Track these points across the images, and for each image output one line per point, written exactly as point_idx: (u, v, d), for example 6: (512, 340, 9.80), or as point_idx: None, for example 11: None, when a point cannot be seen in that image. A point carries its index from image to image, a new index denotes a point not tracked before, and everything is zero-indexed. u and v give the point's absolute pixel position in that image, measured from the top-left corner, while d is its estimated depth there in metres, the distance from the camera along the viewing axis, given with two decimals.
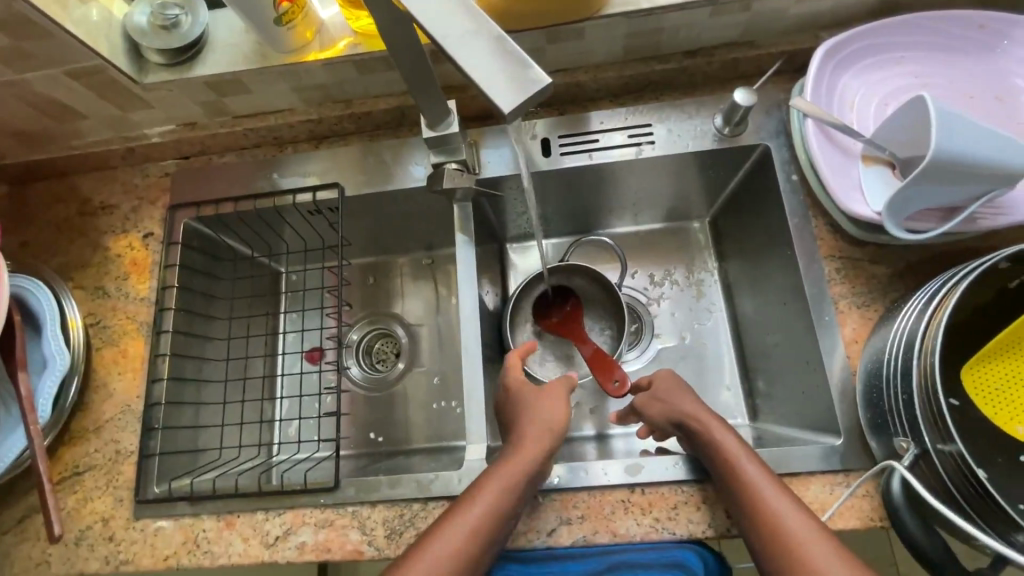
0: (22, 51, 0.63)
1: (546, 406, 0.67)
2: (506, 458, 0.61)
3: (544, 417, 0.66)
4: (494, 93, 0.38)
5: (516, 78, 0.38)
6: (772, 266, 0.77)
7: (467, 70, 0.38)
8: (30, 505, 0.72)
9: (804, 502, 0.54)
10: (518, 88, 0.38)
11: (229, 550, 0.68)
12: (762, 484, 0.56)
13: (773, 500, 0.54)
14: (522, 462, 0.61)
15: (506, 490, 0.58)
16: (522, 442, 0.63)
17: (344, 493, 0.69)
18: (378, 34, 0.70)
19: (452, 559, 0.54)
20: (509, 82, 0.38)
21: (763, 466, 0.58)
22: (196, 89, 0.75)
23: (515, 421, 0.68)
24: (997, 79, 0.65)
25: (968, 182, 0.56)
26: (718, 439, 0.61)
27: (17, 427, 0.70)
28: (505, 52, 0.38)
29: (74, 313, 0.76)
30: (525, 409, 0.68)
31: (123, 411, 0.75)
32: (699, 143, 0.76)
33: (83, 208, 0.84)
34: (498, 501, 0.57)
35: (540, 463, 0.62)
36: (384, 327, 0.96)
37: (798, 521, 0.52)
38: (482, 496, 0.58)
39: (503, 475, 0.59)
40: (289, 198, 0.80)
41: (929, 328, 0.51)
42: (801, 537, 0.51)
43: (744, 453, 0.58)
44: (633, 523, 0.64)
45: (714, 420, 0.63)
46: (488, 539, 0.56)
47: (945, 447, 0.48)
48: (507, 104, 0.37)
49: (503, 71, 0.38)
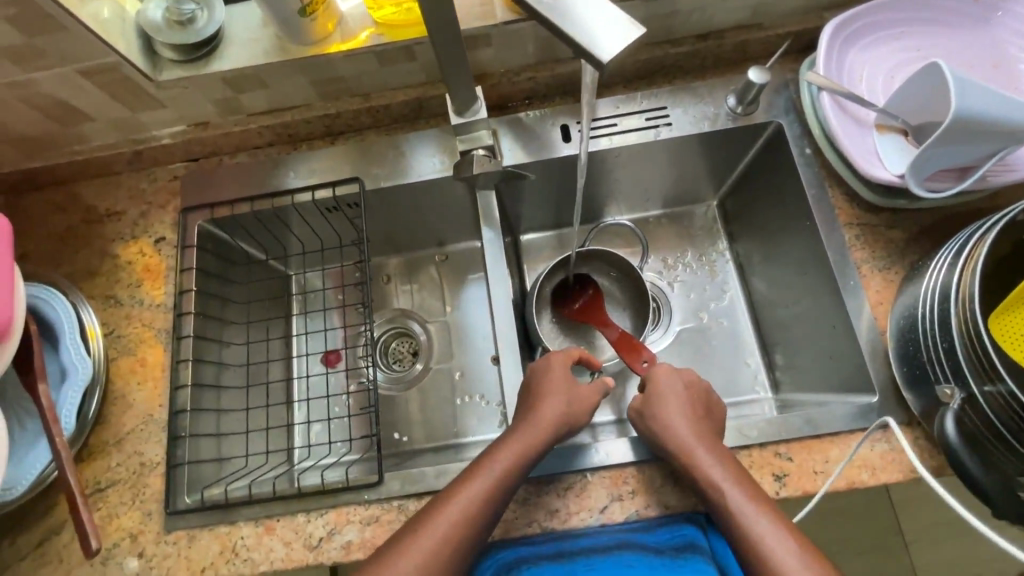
0: (34, 48, 0.61)
1: (574, 396, 0.66)
2: (518, 438, 0.62)
3: (561, 400, 0.65)
4: (592, 45, 0.39)
5: (609, 27, 0.39)
6: (789, 239, 0.79)
7: (566, 29, 0.39)
8: (50, 526, 0.68)
9: (793, 528, 0.53)
10: (615, 36, 0.39)
11: (271, 555, 0.66)
12: (750, 514, 0.54)
13: (761, 532, 0.53)
14: (529, 445, 0.61)
15: (513, 465, 0.60)
16: (535, 419, 0.63)
17: (388, 487, 0.67)
18: (419, 20, 0.71)
19: (453, 534, 0.55)
20: (603, 35, 0.39)
21: (750, 488, 0.57)
22: (213, 86, 0.73)
23: (528, 401, 0.66)
24: (992, 48, 0.69)
25: (978, 140, 0.59)
26: (704, 469, 0.59)
27: (39, 439, 0.66)
28: (589, 11, 0.40)
29: (93, 322, 0.73)
30: (534, 394, 0.66)
31: (145, 421, 0.72)
32: (713, 123, 0.78)
33: (88, 216, 0.81)
34: (506, 474, 0.59)
35: (548, 441, 0.62)
36: (401, 326, 0.95)
37: (777, 540, 0.52)
38: (488, 473, 0.59)
39: (513, 452, 0.60)
40: (308, 195, 0.79)
41: (964, 275, 0.53)
42: (787, 570, 0.50)
43: (731, 481, 0.57)
44: (683, 495, 0.65)
45: (705, 446, 0.60)
46: (484, 524, 0.57)
47: (991, 388, 0.50)
48: (607, 53, 0.39)
49: (598, 21, 0.39)
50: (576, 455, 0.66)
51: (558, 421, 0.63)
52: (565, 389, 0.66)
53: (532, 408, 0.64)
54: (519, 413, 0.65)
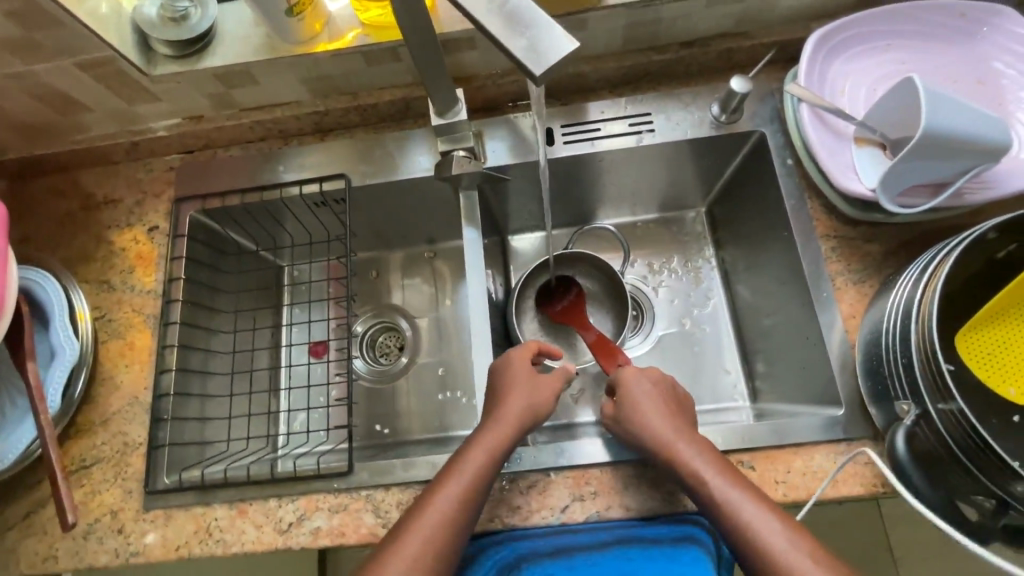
0: (33, 41, 0.64)
1: (534, 389, 0.67)
2: (484, 435, 0.63)
3: (524, 394, 0.66)
4: (523, 56, 0.40)
5: (543, 40, 0.40)
6: (769, 249, 0.79)
7: (500, 40, 0.40)
8: (36, 500, 0.71)
9: (783, 514, 0.53)
10: (548, 49, 0.40)
11: (243, 537, 0.68)
12: (737, 501, 0.55)
13: (749, 517, 0.53)
14: (497, 443, 0.62)
15: (485, 466, 0.60)
16: (501, 415, 0.64)
17: (357, 477, 0.69)
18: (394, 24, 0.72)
19: (437, 537, 0.55)
20: (543, 47, 0.40)
21: (737, 476, 0.58)
22: (205, 81, 0.76)
23: (493, 399, 0.67)
24: (978, 63, 0.68)
25: (951, 157, 0.59)
26: (686, 462, 0.59)
27: (26, 416, 0.69)
28: (538, 21, 0.40)
29: (83, 305, 0.75)
30: (498, 390, 0.67)
31: (130, 403, 0.75)
32: (697, 130, 0.79)
33: (86, 203, 0.84)
34: (478, 475, 0.60)
35: (513, 439, 0.63)
36: (388, 320, 0.97)
37: (773, 527, 0.52)
38: (462, 473, 0.60)
39: (484, 452, 0.61)
40: (295, 189, 0.81)
41: (925, 293, 0.54)
42: (781, 555, 0.50)
43: (714, 471, 0.57)
44: (644, 498, 0.66)
45: (685, 438, 0.61)
46: (467, 524, 0.57)
47: (945, 406, 0.51)
48: (538, 65, 0.39)
49: (533, 34, 0.40)
50: (540, 454, 0.68)
51: (521, 416, 0.64)
52: (529, 383, 0.67)
53: (498, 405, 0.65)
54: (485, 411, 0.67)
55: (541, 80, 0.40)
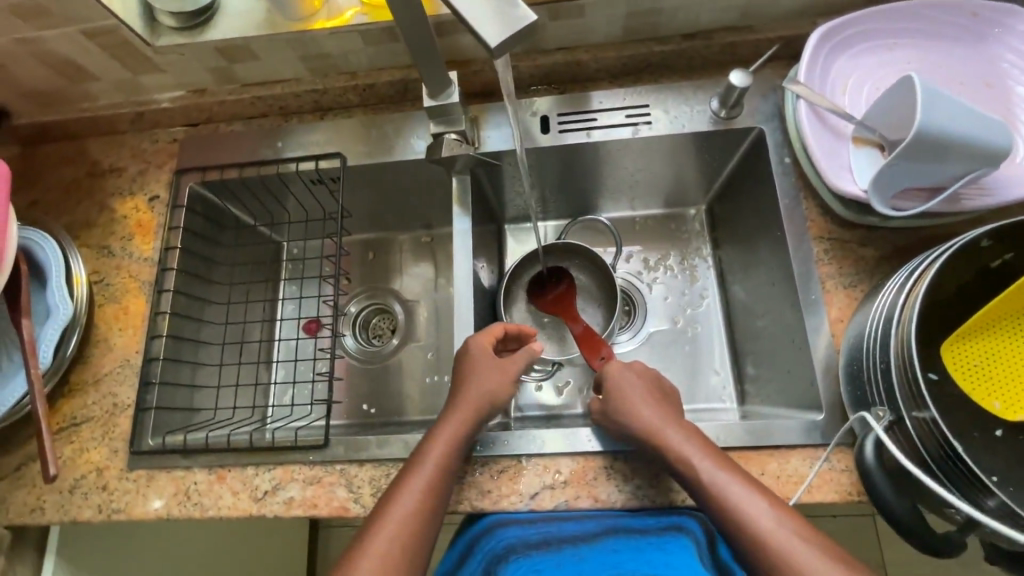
0: (40, 8, 0.66)
1: (502, 368, 0.68)
2: (447, 424, 0.63)
3: (489, 375, 0.66)
4: (481, 27, 0.40)
5: (503, 13, 0.41)
6: (764, 249, 0.78)
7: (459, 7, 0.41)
8: (28, 453, 0.73)
9: (773, 497, 0.53)
10: (505, 21, 0.41)
11: (219, 502, 0.69)
12: (727, 484, 0.54)
13: (738, 498, 0.53)
14: (458, 427, 0.63)
15: (445, 454, 0.60)
16: (460, 400, 0.65)
17: (333, 451, 0.70)
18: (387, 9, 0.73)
19: (410, 523, 0.55)
20: (499, 19, 0.41)
21: (726, 459, 0.57)
22: (207, 54, 0.77)
23: (456, 384, 0.67)
24: (988, 65, 0.65)
25: (949, 162, 0.57)
26: (674, 448, 0.59)
27: (19, 372, 0.71)
28: None
29: (80, 269, 0.78)
30: (461, 373, 0.67)
31: (122, 364, 0.77)
32: (695, 124, 0.77)
33: (92, 169, 0.86)
34: (442, 461, 0.60)
35: (473, 424, 0.63)
36: (382, 302, 0.98)
37: (763, 513, 0.51)
38: (425, 463, 0.59)
39: (439, 446, 0.61)
40: (292, 166, 0.82)
41: (907, 301, 0.52)
42: (773, 539, 0.50)
43: (702, 455, 0.57)
44: (613, 490, 0.66)
45: (674, 427, 0.60)
46: (438, 505, 0.58)
47: (919, 414, 0.50)
48: (494, 37, 0.40)
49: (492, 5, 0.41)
50: (515, 441, 0.68)
51: (480, 398, 0.65)
52: (497, 367, 0.68)
53: (460, 390, 0.66)
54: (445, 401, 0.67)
55: (499, 52, 0.41)
